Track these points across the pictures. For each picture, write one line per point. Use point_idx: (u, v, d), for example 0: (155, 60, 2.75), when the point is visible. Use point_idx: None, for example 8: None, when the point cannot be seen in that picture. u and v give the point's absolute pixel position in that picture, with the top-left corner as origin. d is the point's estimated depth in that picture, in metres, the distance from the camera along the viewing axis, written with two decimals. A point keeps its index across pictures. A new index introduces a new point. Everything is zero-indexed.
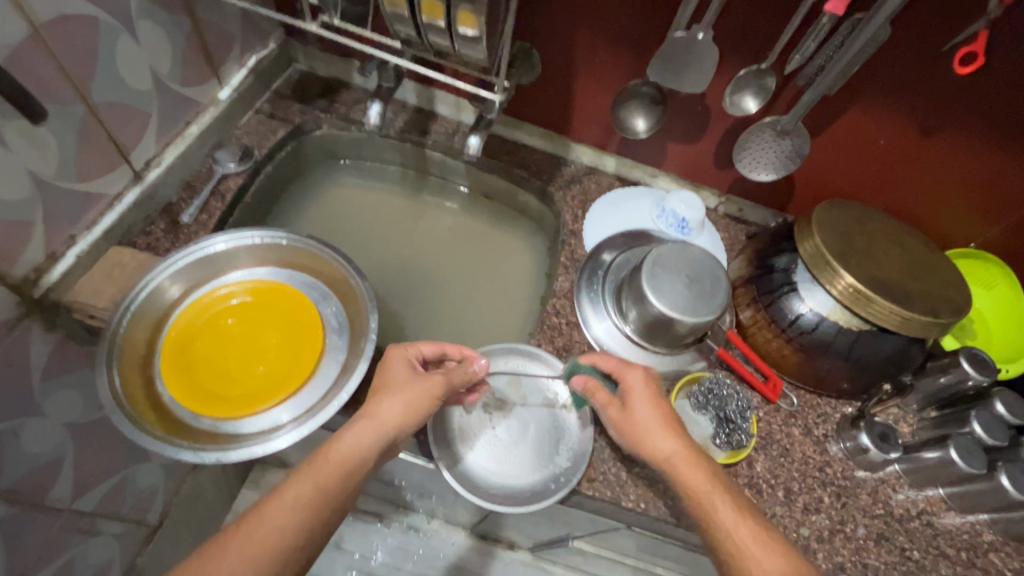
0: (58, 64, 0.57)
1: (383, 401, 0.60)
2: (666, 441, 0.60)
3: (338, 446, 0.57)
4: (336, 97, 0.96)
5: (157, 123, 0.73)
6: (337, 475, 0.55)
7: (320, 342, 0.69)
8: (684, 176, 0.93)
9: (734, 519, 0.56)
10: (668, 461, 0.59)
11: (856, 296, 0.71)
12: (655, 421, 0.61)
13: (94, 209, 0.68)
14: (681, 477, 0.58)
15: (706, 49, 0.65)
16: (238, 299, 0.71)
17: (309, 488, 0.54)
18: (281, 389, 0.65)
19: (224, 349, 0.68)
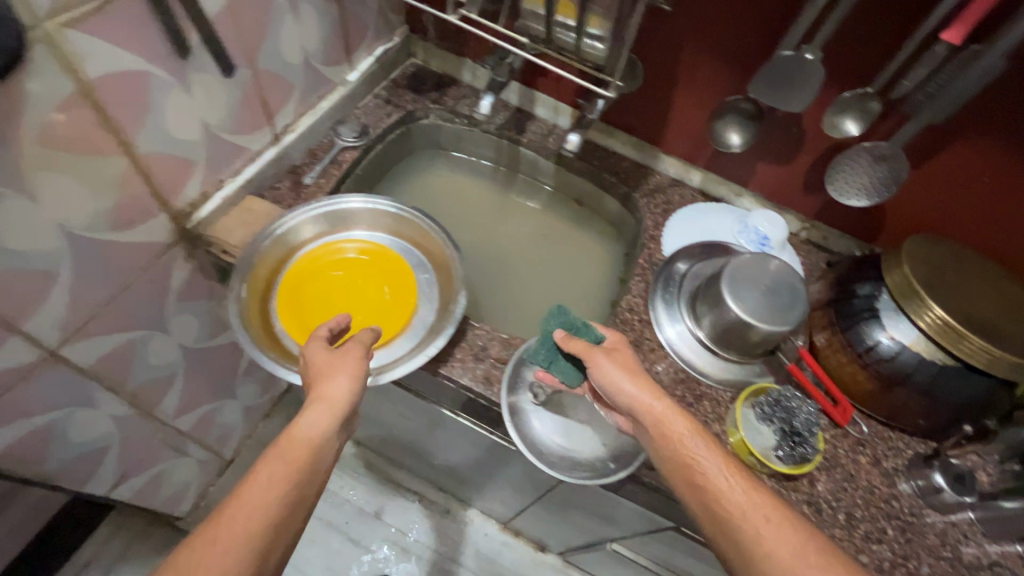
0: (241, 34, 0.67)
1: (329, 382, 0.60)
2: (641, 398, 0.61)
3: (300, 427, 0.57)
4: (446, 91, 1.05)
5: (299, 94, 0.83)
6: (303, 456, 0.55)
7: (416, 305, 0.75)
8: (768, 197, 0.94)
9: (720, 466, 0.57)
10: (650, 409, 0.60)
11: (944, 328, 0.70)
12: (637, 373, 0.63)
13: (240, 161, 0.78)
14: (664, 425, 0.59)
15: (812, 70, 0.68)
16: (354, 253, 0.79)
17: (281, 466, 0.54)
18: (376, 338, 0.72)
19: (330, 295, 0.75)
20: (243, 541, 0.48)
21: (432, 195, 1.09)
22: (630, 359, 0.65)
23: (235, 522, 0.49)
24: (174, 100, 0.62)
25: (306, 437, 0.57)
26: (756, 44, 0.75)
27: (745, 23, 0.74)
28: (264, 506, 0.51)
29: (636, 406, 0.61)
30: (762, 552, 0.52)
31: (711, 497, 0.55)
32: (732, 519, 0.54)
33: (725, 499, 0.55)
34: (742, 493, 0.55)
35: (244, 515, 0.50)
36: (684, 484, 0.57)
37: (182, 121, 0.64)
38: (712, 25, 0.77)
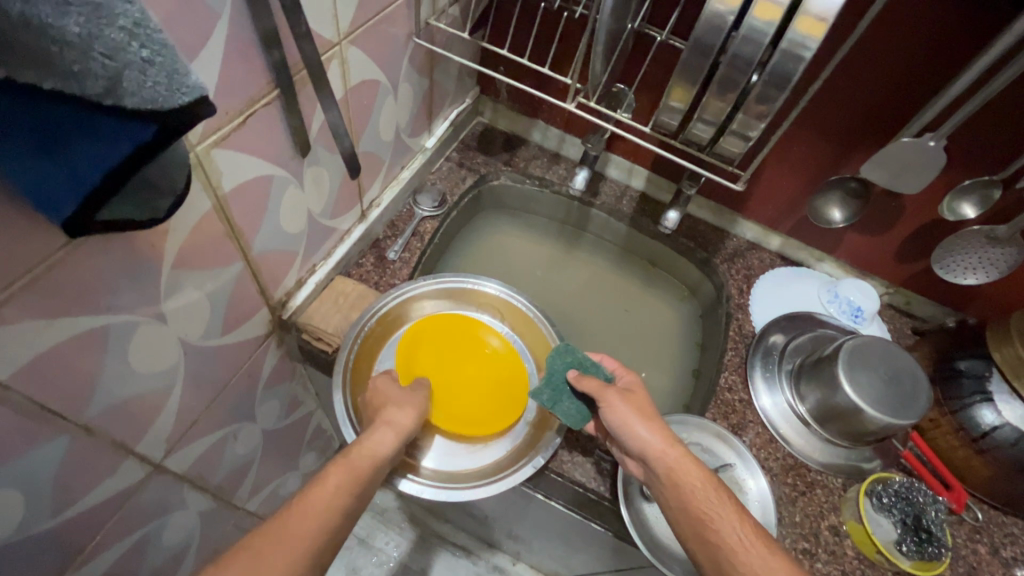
0: (350, 122, 0.64)
1: (391, 415, 0.60)
2: (653, 443, 0.58)
3: (366, 443, 0.56)
4: (516, 152, 1.03)
5: (385, 169, 0.80)
6: (366, 470, 0.54)
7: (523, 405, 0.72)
8: (851, 265, 0.93)
9: (733, 519, 0.52)
10: (662, 456, 0.57)
11: None
12: (651, 418, 0.60)
13: (331, 242, 0.75)
14: (676, 473, 0.56)
15: (935, 157, 0.66)
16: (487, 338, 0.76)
17: (346, 475, 0.52)
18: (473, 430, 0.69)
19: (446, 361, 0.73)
20: (295, 546, 0.46)
21: (497, 251, 1.04)
22: (646, 403, 0.62)
23: (293, 526, 0.47)
24: (289, 197, 0.59)
25: (373, 450, 0.56)
26: (869, 125, 0.73)
27: (859, 104, 0.71)
28: (331, 507, 0.49)
29: (647, 452, 0.58)
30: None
31: (723, 555, 0.50)
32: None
33: (736, 557, 0.50)
34: (760, 554, 0.49)
35: (308, 514, 0.48)
36: (691, 538, 0.53)
37: (292, 216, 0.61)
38: (820, 103, 0.74)
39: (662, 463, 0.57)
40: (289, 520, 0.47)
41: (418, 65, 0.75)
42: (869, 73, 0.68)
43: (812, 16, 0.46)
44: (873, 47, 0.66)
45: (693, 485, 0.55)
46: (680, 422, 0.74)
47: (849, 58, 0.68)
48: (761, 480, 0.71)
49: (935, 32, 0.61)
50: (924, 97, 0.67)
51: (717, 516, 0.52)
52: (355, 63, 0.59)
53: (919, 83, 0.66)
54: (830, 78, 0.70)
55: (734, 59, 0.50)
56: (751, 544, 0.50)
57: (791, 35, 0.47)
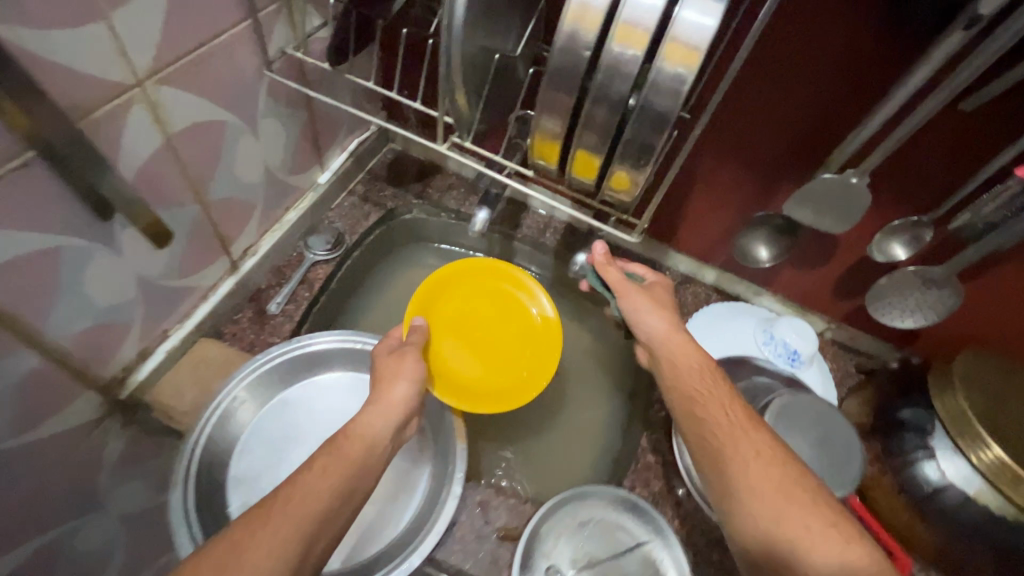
0: (183, 169, 0.55)
1: (399, 385, 0.57)
2: (660, 327, 0.59)
3: (355, 426, 0.52)
4: (430, 181, 0.93)
5: (260, 213, 0.71)
6: (359, 454, 0.49)
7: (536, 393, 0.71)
8: (790, 299, 0.85)
9: (722, 404, 0.52)
10: (666, 342, 0.58)
11: (1007, 473, 0.60)
12: (665, 311, 0.60)
13: (189, 301, 0.65)
14: (677, 359, 0.56)
15: (862, 195, 0.59)
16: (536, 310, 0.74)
17: (337, 460, 0.48)
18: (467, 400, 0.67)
19: (475, 332, 0.72)
20: (289, 530, 0.41)
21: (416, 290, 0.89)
22: (664, 299, 0.63)
23: (282, 521, 0.41)
24: (97, 268, 0.49)
25: (363, 434, 0.51)
26: (791, 158, 0.65)
27: (782, 136, 0.63)
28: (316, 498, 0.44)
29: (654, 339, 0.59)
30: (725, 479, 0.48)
31: (698, 418, 0.51)
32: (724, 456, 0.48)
33: (715, 437, 0.50)
34: (730, 429, 0.50)
35: (294, 507, 0.43)
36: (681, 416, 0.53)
37: (111, 284, 0.52)
38: (741, 134, 0.65)
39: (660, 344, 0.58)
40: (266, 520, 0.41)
41: (284, 96, 0.65)
42: (788, 101, 0.60)
43: (680, 43, 0.38)
44: (785, 77, 0.58)
45: (690, 376, 0.54)
46: (586, 496, 0.65)
47: (763, 88, 0.60)
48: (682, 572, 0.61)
49: (850, 60, 0.54)
50: (845, 130, 0.59)
51: (707, 398, 0.52)
52: (171, 106, 0.50)
53: (838, 115, 0.58)
54: (746, 108, 0.62)
55: (598, 98, 0.41)
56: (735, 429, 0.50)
57: (660, 66, 0.39)
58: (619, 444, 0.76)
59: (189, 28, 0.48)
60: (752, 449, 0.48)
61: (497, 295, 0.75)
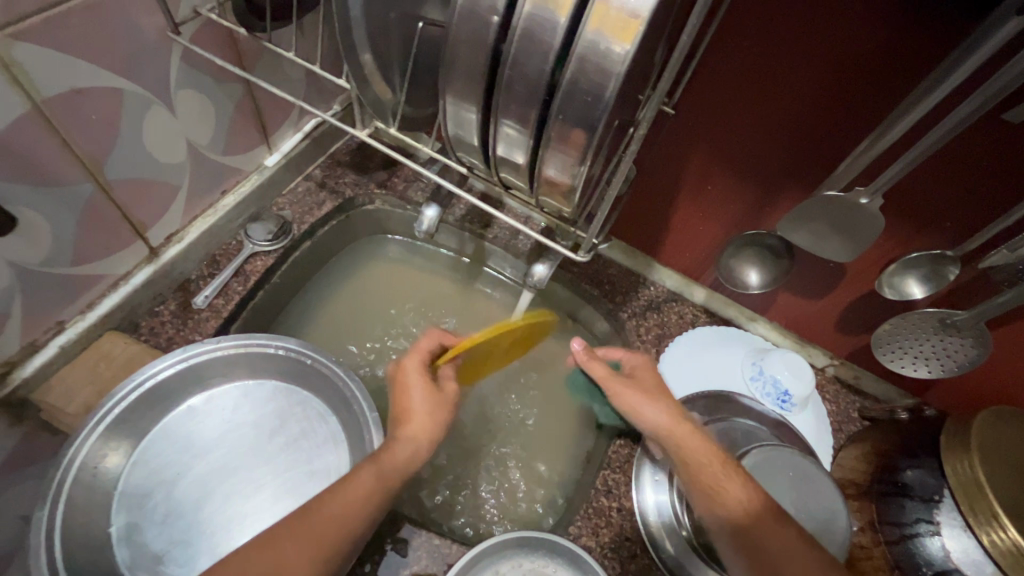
0: (63, 141, 0.47)
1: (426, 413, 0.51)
2: (660, 418, 0.53)
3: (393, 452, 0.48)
4: (396, 170, 0.83)
5: (185, 197, 0.64)
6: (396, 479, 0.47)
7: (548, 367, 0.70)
8: (788, 328, 0.73)
9: (740, 488, 0.48)
10: (669, 436, 0.52)
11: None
12: (657, 398, 0.55)
13: (94, 291, 0.58)
14: (687, 451, 0.51)
15: (871, 219, 0.49)
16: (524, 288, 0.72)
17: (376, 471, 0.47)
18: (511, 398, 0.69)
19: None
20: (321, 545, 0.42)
21: (371, 292, 0.79)
22: (653, 380, 0.57)
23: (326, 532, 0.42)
24: None
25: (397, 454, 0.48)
26: (789, 169, 0.54)
27: (780, 141, 0.53)
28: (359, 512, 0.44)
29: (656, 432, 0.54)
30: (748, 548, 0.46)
31: (706, 495, 0.48)
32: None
33: (752, 539, 0.45)
34: (741, 494, 0.47)
35: (339, 514, 0.44)
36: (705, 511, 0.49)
37: None
38: (733, 137, 0.55)
39: (664, 439, 0.53)
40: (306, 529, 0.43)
41: (209, 67, 0.57)
42: (787, 100, 0.49)
43: (611, 6, 0.28)
44: (785, 73, 0.48)
45: (700, 462, 0.50)
46: (518, 544, 0.56)
47: (758, 84, 0.50)
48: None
49: (865, 54, 0.43)
50: (855, 139, 0.49)
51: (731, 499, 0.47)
52: (35, 67, 0.42)
53: (847, 122, 0.48)
54: (739, 106, 0.52)
55: (513, 80, 0.32)
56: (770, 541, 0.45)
57: (584, 35, 0.29)
58: (574, 483, 0.66)
59: None
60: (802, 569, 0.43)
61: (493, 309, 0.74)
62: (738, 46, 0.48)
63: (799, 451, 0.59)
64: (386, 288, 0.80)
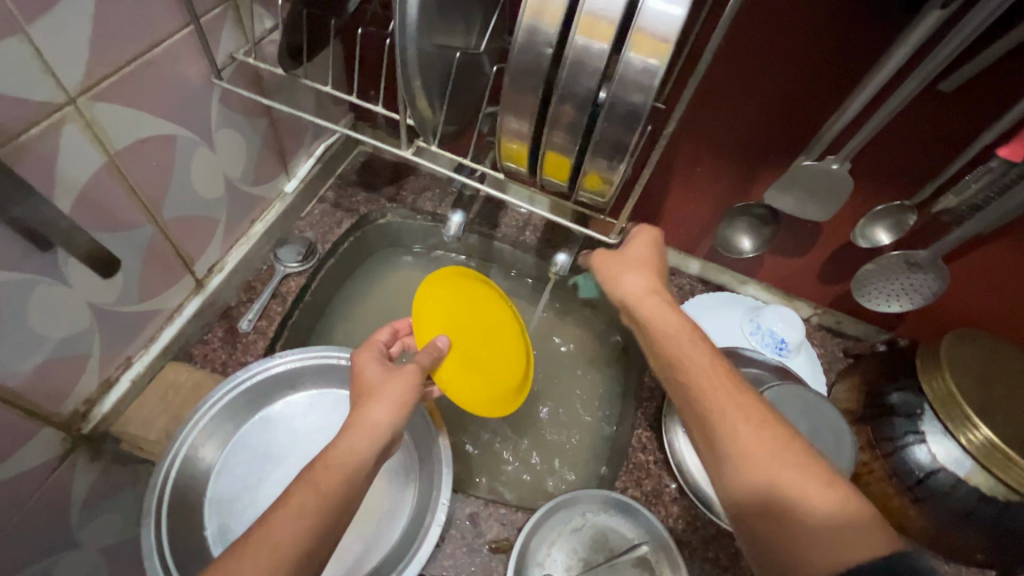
0: (131, 188, 0.51)
1: (376, 400, 0.50)
2: (638, 286, 0.54)
3: (334, 451, 0.46)
4: (403, 183, 0.88)
5: (223, 229, 0.68)
6: (343, 486, 0.45)
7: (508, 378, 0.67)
8: (775, 286, 0.83)
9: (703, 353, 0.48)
10: (640, 303, 0.53)
11: (993, 452, 0.60)
12: (644, 271, 0.56)
13: (153, 325, 0.62)
14: (650, 317, 0.52)
15: (842, 182, 0.58)
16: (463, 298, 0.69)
17: (311, 494, 0.43)
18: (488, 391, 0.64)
19: (464, 324, 0.68)
20: (275, 560, 0.40)
21: (396, 299, 0.84)
22: (648, 252, 0.57)
23: (266, 549, 0.40)
24: (44, 301, 0.47)
25: (347, 461, 0.46)
26: (769, 146, 0.63)
27: (760, 125, 0.61)
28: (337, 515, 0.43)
29: (630, 300, 0.54)
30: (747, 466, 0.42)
31: (670, 359, 0.49)
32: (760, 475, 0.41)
33: (705, 396, 0.45)
34: (704, 361, 0.48)
35: None
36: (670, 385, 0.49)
37: (58, 316, 0.49)
38: (719, 125, 0.64)
39: (635, 303, 0.54)
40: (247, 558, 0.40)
41: (240, 105, 0.62)
42: (762, 91, 0.58)
43: (647, 33, 0.35)
44: (759, 69, 0.56)
45: (666, 321, 0.51)
46: (578, 500, 0.63)
47: (737, 75, 0.58)
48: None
49: (824, 49, 0.52)
50: (822, 116, 0.58)
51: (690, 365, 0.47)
52: (110, 123, 0.46)
53: (814, 101, 0.57)
54: (722, 98, 0.61)
55: (564, 97, 0.39)
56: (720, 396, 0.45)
57: (628, 58, 0.36)
58: (610, 446, 0.74)
59: (122, 38, 0.44)
60: (752, 432, 0.43)
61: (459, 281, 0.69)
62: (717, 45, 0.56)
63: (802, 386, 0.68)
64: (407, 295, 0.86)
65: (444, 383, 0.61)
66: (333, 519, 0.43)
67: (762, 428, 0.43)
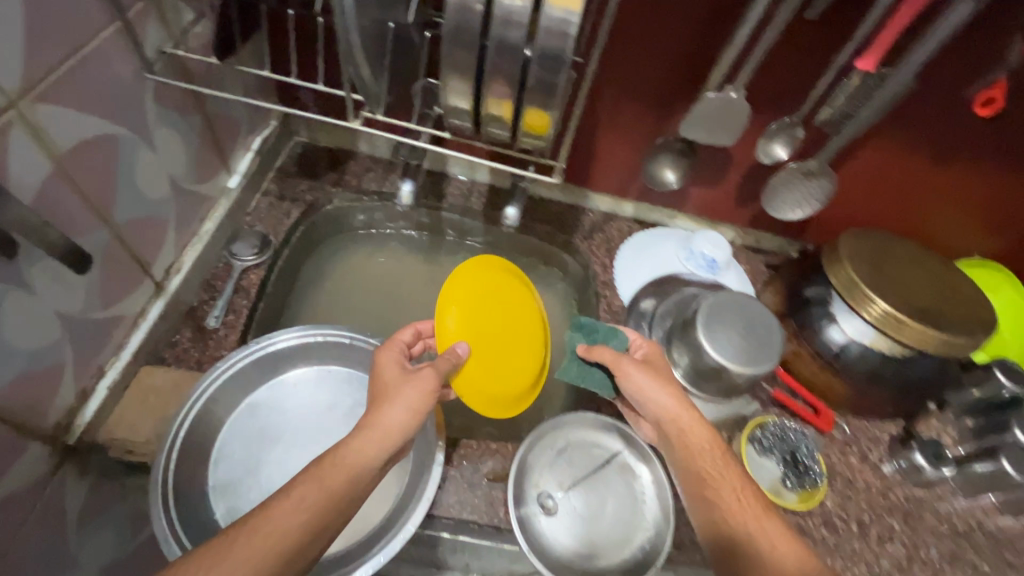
0: (80, 192, 0.51)
1: (387, 405, 0.51)
2: (668, 403, 0.58)
3: (341, 449, 0.48)
4: (345, 168, 0.90)
5: (173, 229, 0.67)
6: (342, 484, 0.46)
7: (514, 386, 0.66)
8: (701, 216, 0.93)
9: (729, 479, 0.53)
10: (675, 420, 0.57)
11: (892, 322, 0.71)
12: (665, 382, 0.59)
13: (120, 332, 0.62)
14: (686, 435, 0.56)
15: (740, 106, 0.67)
16: (481, 296, 0.66)
17: (314, 487, 0.45)
18: (497, 400, 0.64)
19: (486, 321, 0.65)
20: (272, 550, 0.42)
21: (358, 279, 0.87)
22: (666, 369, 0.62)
23: (272, 539, 0.42)
24: (13, 309, 0.47)
25: (348, 461, 0.47)
26: (676, 84, 0.71)
27: (665, 65, 0.69)
28: (338, 490, 0.46)
29: (661, 416, 0.58)
30: (749, 538, 0.50)
31: (698, 475, 0.54)
32: (738, 543, 0.50)
33: (712, 483, 0.53)
34: (730, 489, 0.52)
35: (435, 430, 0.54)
36: (690, 479, 0.54)
37: (29, 326, 0.49)
38: (631, 69, 0.71)
39: (661, 422, 0.58)
40: (249, 537, 0.42)
41: (173, 101, 0.62)
42: (663, 33, 0.66)
43: None
44: (658, 11, 0.64)
45: (697, 436, 0.56)
46: (559, 424, 0.70)
47: (642, 22, 0.65)
48: (654, 466, 0.68)
49: None
50: (717, 50, 0.66)
51: (720, 482, 0.53)
52: (52, 125, 0.47)
53: (708, 38, 0.65)
54: (630, 43, 0.67)
55: (497, 49, 0.44)
56: (731, 498, 0.52)
57: (548, 12, 0.41)
58: None
59: (52, 39, 0.44)
60: (756, 528, 0.50)
61: (491, 270, 0.70)
62: None
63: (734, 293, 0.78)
64: (367, 275, 0.88)
65: (461, 388, 0.59)
66: (336, 508, 0.46)
67: (768, 523, 0.51)
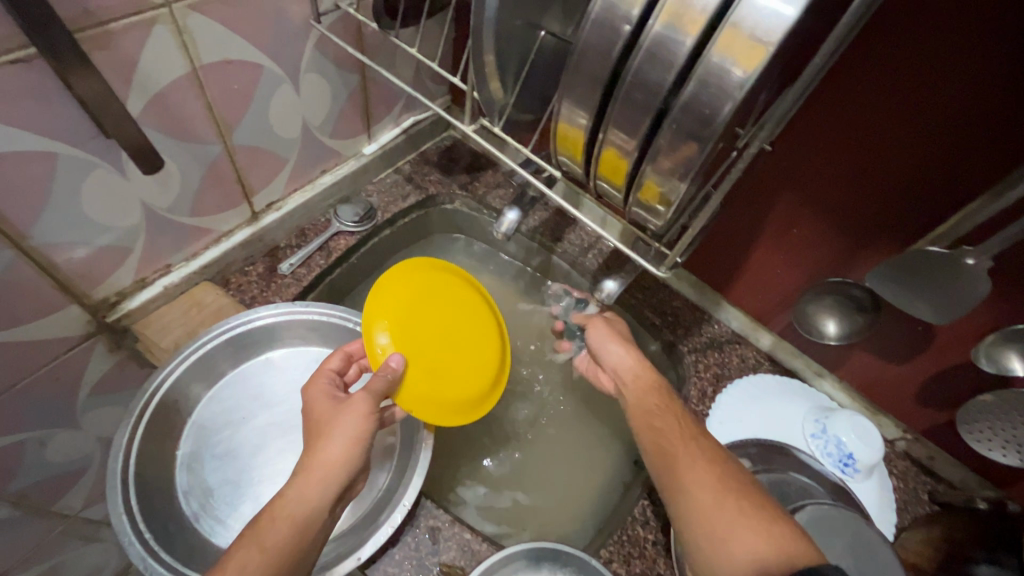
0: (206, 104, 0.53)
1: (324, 443, 0.46)
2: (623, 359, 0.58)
3: (279, 504, 0.43)
4: (479, 175, 0.86)
5: (291, 170, 0.69)
6: (287, 539, 0.42)
7: (475, 397, 0.60)
8: (860, 390, 0.69)
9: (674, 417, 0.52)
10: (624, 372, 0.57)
11: None
12: (625, 340, 0.60)
13: (199, 242, 0.64)
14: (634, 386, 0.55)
15: (972, 282, 0.47)
16: (416, 304, 0.59)
17: (254, 550, 0.40)
18: (458, 416, 0.58)
19: (422, 328, 0.59)
20: None
21: None
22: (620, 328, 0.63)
23: None
24: (97, 184, 0.49)
25: (292, 513, 0.43)
26: (886, 220, 0.52)
27: (876, 191, 0.51)
28: (287, 545, 0.41)
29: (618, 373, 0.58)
30: (738, 549, 0.42)
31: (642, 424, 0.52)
32: (710, 527, 0.44)
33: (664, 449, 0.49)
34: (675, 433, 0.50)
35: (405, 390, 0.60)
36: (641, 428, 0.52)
37: (109, 205, 0.51)
38: (828, 180, 0.54)
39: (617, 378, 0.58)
40: None
41: (335, 55, 0.63)
42: (889, 150, 0.48)
43: (740, 31, 0.29)
44: (894, 122, 0.47)
45: (646, 396, 0.54)
46: (551, 556, 0.55)
47: (870, 129, 0.48)
48: None
49: (981, 112, 0.42)
50: (969, 197, 0.46)
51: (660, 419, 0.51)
52: (199, 36, 0.48)
53: (963, 177, 0.46)
54: (837, 148, 0.51)
55: (632, 89, 0.33)
56: (676, 452, 0.48)
57: (710, 61, 0.30)
58: (610, 509, 0.64)
59: None
60: (710, 481, 0.46)
61: (427, 274, 0.63)
62: (850, 91, 0.48)
63: (859, 513, 0.56)
64: None
65: (407, 404, 0.53)
66: (291, 564, 0.41)
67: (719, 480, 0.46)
